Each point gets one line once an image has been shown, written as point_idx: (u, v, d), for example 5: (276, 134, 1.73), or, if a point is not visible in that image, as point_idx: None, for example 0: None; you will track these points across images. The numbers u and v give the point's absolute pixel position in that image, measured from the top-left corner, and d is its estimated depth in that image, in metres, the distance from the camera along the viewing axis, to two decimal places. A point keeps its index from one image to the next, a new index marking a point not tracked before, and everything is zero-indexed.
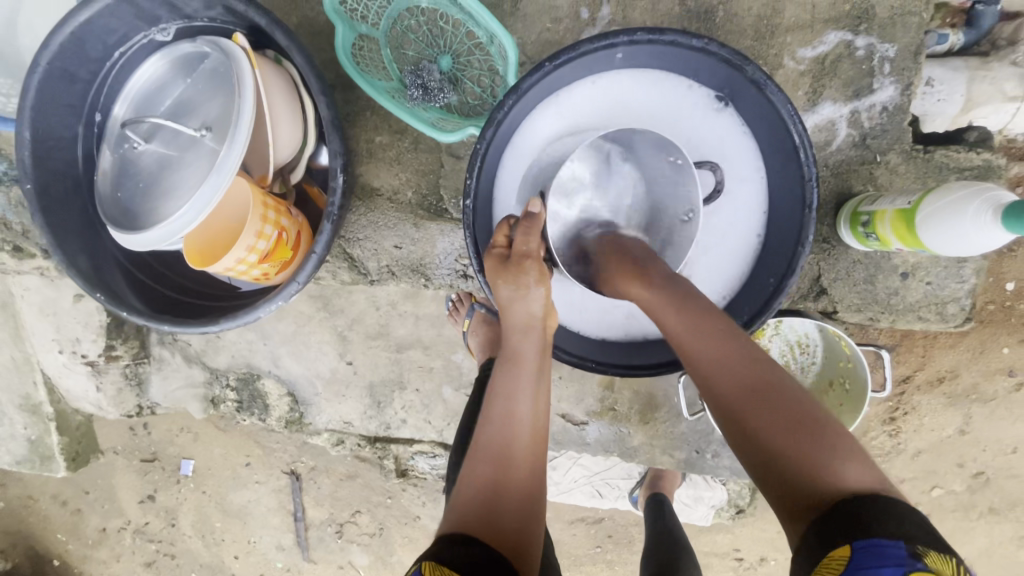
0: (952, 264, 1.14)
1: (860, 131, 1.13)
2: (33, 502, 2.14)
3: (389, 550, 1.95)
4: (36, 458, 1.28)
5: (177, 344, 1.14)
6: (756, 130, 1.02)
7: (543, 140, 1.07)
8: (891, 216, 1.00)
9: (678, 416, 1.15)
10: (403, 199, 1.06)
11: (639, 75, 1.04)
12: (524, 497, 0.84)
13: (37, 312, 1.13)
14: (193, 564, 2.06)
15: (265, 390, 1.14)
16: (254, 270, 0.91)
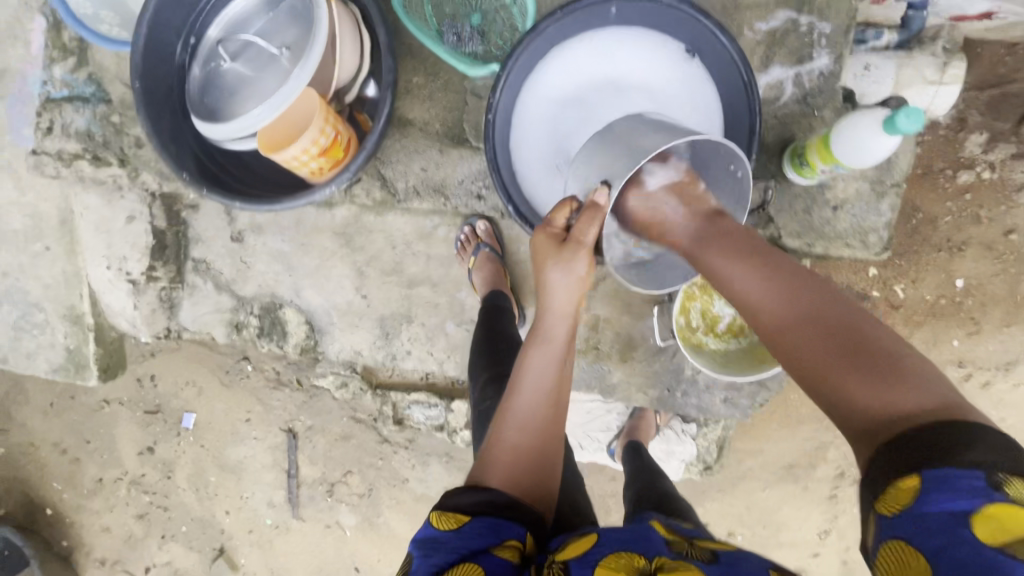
0: (873, 197, 1.29)
1: (802, 91, 1.29)
2: (32, 449, 2.20)
3: (376, 511, 2.03)
4: (72, 364, 1.34)
5: (209, 272, 1.27)
6: (720, 78, 1.17)
7: (550, 84, 1.21)
8: (815, 144, 1.16)
9: (653, 357, 1.27)
10: (433, 129, 1.22)
11: (627, 32, 1.20)
12: (540, 463, 0.91)
13: (93, 228, 1.27)
14: (185, 518, 2.14)
15: (285, 319, 1.26)
16: (312, 163, 1.05)
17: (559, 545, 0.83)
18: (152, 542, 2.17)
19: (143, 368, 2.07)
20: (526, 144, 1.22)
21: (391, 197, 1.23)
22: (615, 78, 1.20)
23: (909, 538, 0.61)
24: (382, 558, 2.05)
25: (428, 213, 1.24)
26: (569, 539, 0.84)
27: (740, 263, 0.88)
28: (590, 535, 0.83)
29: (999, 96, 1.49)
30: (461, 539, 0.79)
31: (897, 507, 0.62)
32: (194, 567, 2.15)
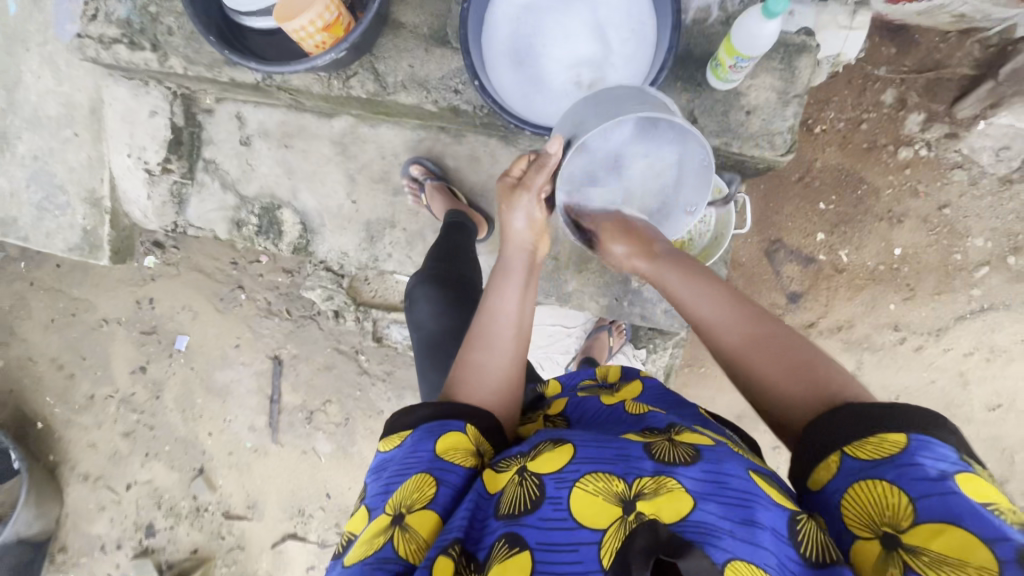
0: (777, 104, 1.23)
1: (728, 14, 1.23)
2: (29, 363, 2.31)
3: (350, 440, 2.18)
4: (86, 245, 1.50)
5: (217, 172, 1.43)
6: None
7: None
8: (721, 53, 1.12)
9: (606, 269, 1.40)
10: (422, 32, 1.26)
11: None
12: (506, 385, 0.91)
13: (119, 118, 1.42)
14: (169, 437, 2.26)
15: (282, 219, 1.42)
16: (316, 37, 1.10)
17: (531, 450, 0.77)
18: (135, 461, 2.28)
19: (143, 290, 2.21)
20: (492, 49, 1.17)
21: (380, 89, 1.26)
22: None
23: (885, 477, 0.65)
24: (353, 485, 2.20)
25: (415, 107, 1.28)
26: (542, 445, 0.78)
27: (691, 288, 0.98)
28: (566, 446, 0.75)
29: (935, 80, 1.68)
30: (411, 454, 0.78)
31: (880, 451, 0.66)
32: (174, 486, 2.27)
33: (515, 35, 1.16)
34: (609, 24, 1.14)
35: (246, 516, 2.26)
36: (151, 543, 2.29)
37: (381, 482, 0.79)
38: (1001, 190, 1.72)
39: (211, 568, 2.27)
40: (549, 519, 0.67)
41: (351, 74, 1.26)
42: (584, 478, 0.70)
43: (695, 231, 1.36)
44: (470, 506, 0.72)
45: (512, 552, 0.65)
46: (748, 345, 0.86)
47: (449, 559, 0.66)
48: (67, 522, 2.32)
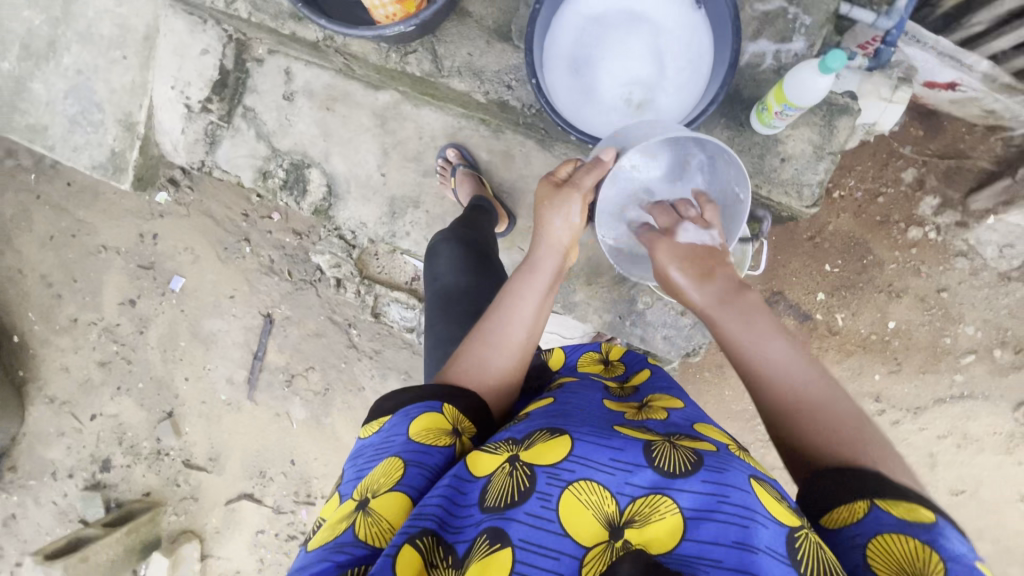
0: (812, 157, 1.27)
1: (780, 64, 1.27)
2: (18, 275, 2.28)
3: (326, 411, 2.17)
4: (111, 167, 1.50)
5: (255, 121, 1.45)
6: (718, 30, 1.15)
7: (579, 9, 1.20)
8: (771, 97, 1.15)
9: (615, 285, 1.42)
10: (487, 24, 1.30)
11: None
12: (510, 379, 0.92)
13: (171, 50, 1.44)
14: (144, 375, 2.24)
15: (309, 178, 1.44)
16: (386, 8, 1.14)
17: (524, 438, 0.74)
18: (104, 393, 2.25)
19: (149, 225, 2.21)
20: (552, 57, 1.21)
21: (435, 70, 1.30)
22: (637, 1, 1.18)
23: (918, 536, 0.62)
24: (320, 457, 2.19)
25: (465, 94, 1.31)
26: (535, 434, 0.74)
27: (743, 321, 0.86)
28: (562, 438, 0.72)
29: (955, 168, 1.74)
30: (387, 437, 0.78)
31: (917, 516, 0.63)
32: (139, 425, 2.24)
33: (575, 48, 1.20)
34: (668, 49, 1.18)
35: (206, 468, 2.23)
36: (104, 478, 2.25)
37: (355, 468, 0.78)
38: (1000, 285, 1.78)
39: (160, 515, 2.23)
40: (534, 517, 0.65)
41: (410, 51, 1.30)
42: (577, 482, 0.67)
43: None
44: (445, 491, 0.70)
45: (490, 548, 0.63)
46: (799, 403, 0.79)
47: (416, 549, 0.64)
48: (23, 441, 2.28)
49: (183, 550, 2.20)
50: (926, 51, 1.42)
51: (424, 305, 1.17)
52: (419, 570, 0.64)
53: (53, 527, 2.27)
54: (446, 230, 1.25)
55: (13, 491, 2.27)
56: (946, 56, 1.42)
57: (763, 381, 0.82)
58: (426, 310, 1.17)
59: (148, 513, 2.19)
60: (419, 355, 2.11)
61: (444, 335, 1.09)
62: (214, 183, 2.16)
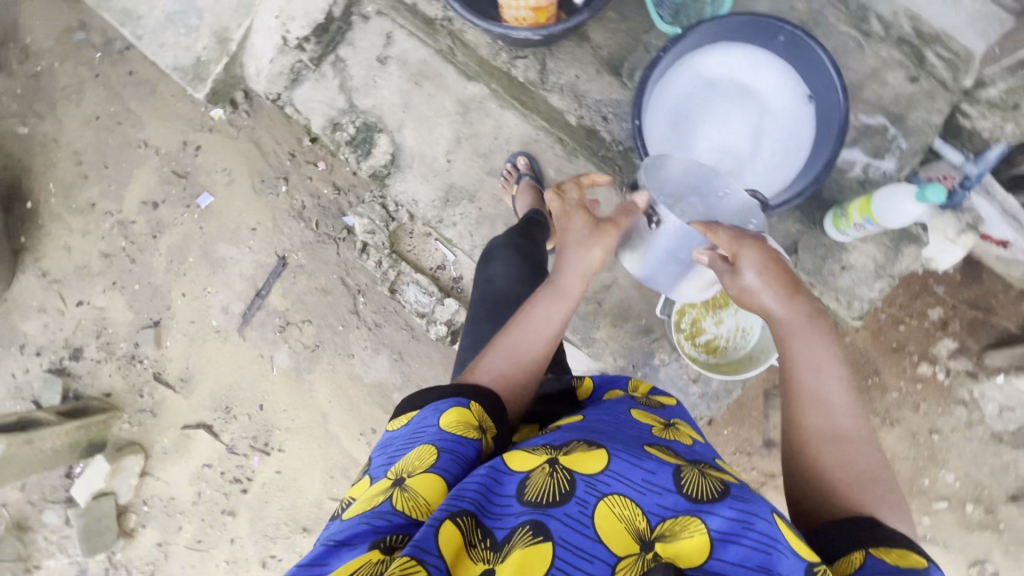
0: (871, 273, 1.33)
1: (866, 177, 1.35)
2: (53, 143, 2.26)
3: (309, 367, 2.15)
4: (191, 72, 1.51)
5: (342, 71, 1.46)
6: (818, 135, 1.21)
7: (697, 73, 1.27)
8: (858, 202, 1.23)
9: (637, 335, 1.43)
10: (602, 54, 1.39)
11: (777, 64, 1.24)
12: (521, 375, 0.96)
13: None
14: (142, 278, 2.21)
15: (376, 142, 1.44)
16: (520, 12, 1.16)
17: (561, 445, 0.76)
18: (98, 283, 2.22)
19: (196, 136, 2.20)
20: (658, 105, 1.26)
21: (539, 81, 1.40)
22: (754, 80, 1.26)
23: None
24: (288, 410, 2.16)
25: (560, 112, 1.41)
26: (572, 443, 0.76)
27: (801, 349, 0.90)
28: (599, 451, 0.74)
29: (981, 320, 1.78)
30: (418, 429, 0.79)
31: (903, 561, 0.67)
32: (121, 325, 2.21)
33: (678, 106, 1.27)
34: (768, 131, 1.26)
35: (174, 386, 2.20)
36: (70, 366, 2.21)
37: (385, 456, 0.79)
38: (990, 443, 1.80)
39: (114, 420, 2.19)
40: (572, 520, 0.66)
41: (520, 56, 1.40)
42: (611, 496, 0.69)
43: (730, 344, 1.35)
44: (484, 477, 0.70)
45: (534, 539, 0.64)
46: (830, 436, 0.87)
47: (456, 526, 0.63)
48: (3, 306, 2.24)
49: (126, 462, 2.15)
50: (992, 203, 1.45)
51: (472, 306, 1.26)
52: (458, 547, 0.62)
53: (3, 399, 2.21)
54: (500, 239, 1.29)
55: None
56: (1009, 212, 1.45)
57: (806, 402, 0.89)
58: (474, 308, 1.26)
59: (103, 413, 2.15)
60: (416, 341, 2.10)
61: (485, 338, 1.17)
62: (271, 116, 2.17)
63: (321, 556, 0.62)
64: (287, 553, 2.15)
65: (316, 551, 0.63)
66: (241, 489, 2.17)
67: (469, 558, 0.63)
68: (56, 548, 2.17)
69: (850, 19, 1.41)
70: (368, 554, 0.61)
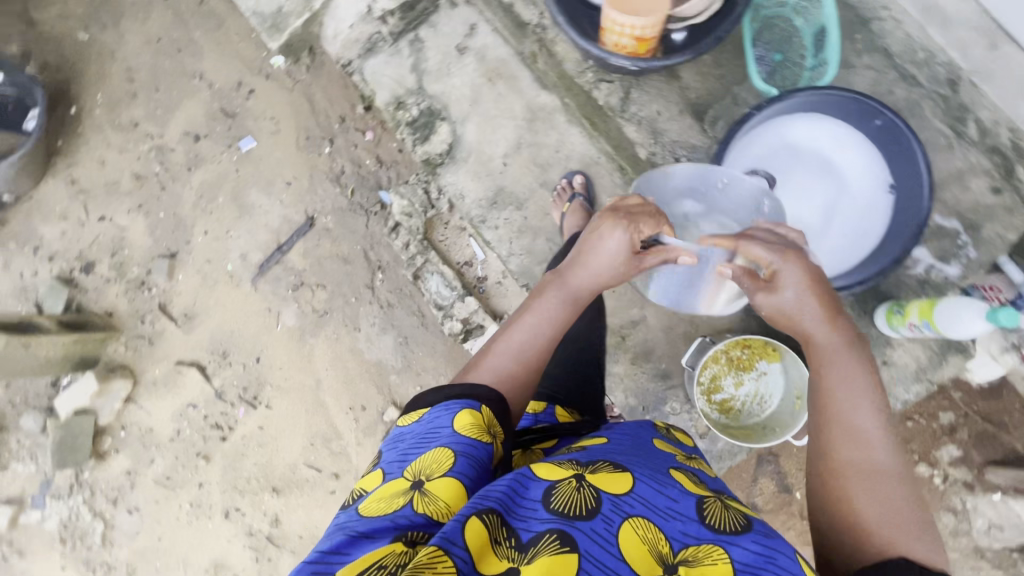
0: (911, 374, 1.44)
1: (927, 277, 1.43)
2: (110, 54, 2.25)
3: (313, 331, 2.14)
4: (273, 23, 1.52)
5: (417, 48, 1.53)
6: (889, 218, 1.33)
7: (784, 138, 1.40)
8: (923, 301, 1.31)
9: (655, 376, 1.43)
10: (689, 95, 1.41)
11: (863, 144, 1.36)
12: (528, 374, 0.95)
13: None
14: (168, 207, 2.20)
15: (437, 127, 1.51)
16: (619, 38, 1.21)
17: (586, 463, 0.77)
18: (124, 203, 2.21)
19: (252, 80, 2.19)
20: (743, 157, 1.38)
21: (619, 108, 1.41)
22: (838, 156, 1.40)
23: None
24: (283, 368, 2.15)
25: (633, 143, 1.40)
26: (597, 463, 0.77)
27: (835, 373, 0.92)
28: (623, 474, 0.75)
29: (990, 434, 1.76)
30: (431, 429, 0.78)
31: None
32: (138, 249, 2.19)
33: (760, 161, 1.39)
34: (844, 206, 1.39)
35: (176, 321, 2.18)
36: (78, 279, 2.20)
37: (397, 453, 0.78)
38: (972, 558, 1.78)
39: (110, 340, 2.18)
40: (598, 535, 0.65)
41: (606, 80, 1.41)
42: (636, 517, 0.69)
43: (745, 409, 1.38)
44: (511, 480, 0.70)
45: (561, 549, 0.63)
46: (863, 468, 0.85)
47: (482, 523, 0.62)
48: (25, 204, 2.22)
49: (114, 384, 2.14)
50: None
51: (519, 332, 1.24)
52: (485, 544, 0.61)
53: (5, 297, 2.19)
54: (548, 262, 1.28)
55: None
56: None
57: (838, 432, 0.89)
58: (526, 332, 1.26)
59: (102, 332, 2.14)
60: (424, 329, 2.09)
61: None
62: (330, 77, 2.16)
63: (341, 545, 0.62)
64: (252, 509, 2.14)
65: (336, 539, 0.63)
66: (220, 436, 2.16)
67: (494, 554, 0.61)
68: (26, 454, 2.16)
69: (948, 117, 1.48)
70: (390, 545, 0.61)
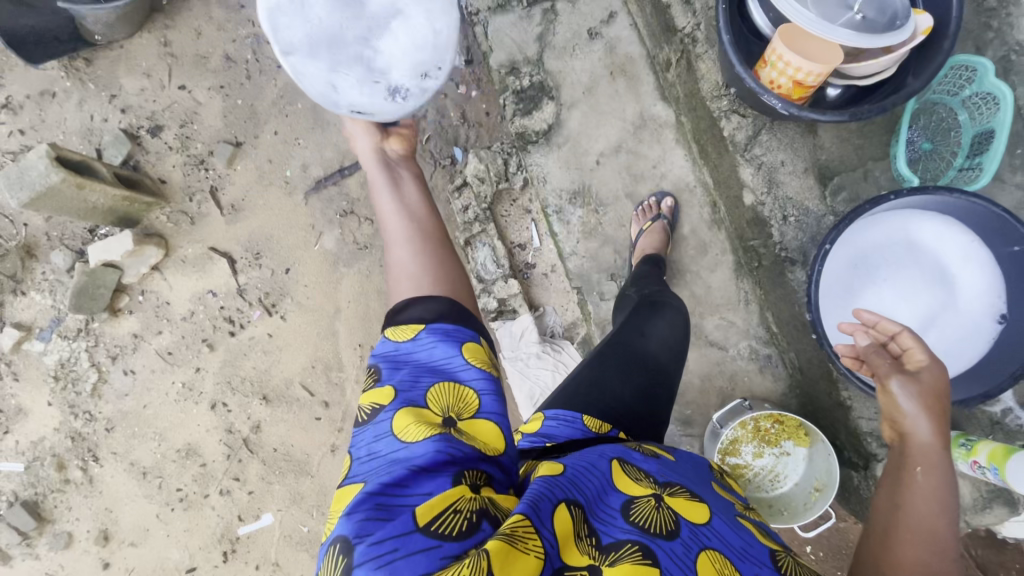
0: None
1: (1001, 417, 1.37)
2: None
3: (348, 262, 2.14)
4: None
5: (547, 23, 1.64)
6: (992, 347, 1.31)
7: (908, 233, 1.39)
8: (995, 444, 1.28)
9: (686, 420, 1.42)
10: (820, 156, 1.40)
11: (989, 266, 1.33)
12: (421, 242, 1.05)
13: None
14: (247, 96, 2.19)
15: (542, 106, 1.64)
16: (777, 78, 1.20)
17: (664, 484, 0.79)
18: (206, 79, 2.20)
19: None
20: (858, 240, 1.41)
21: (743, 145, 1.42)
22: (957, 268, 1.36)
23: None
24: (309, 287, 2.16)
25: (744, 186, 1.43)
26: (675, 486, 0.79)
27: (925, 478, 0.88)
28: (701, 506, 0.77)
29: None
30: (442, 361, 0.83)
31: None
32: (207, 128, 2.20)
33: (875, 245, 1.40)
34: (944, 320, 1.36)
35: (222, 209, 2.19)
36: (144, 139, 2.21)
37: (411, 375, 0.81)
38: None
39: (156, 207, 2.19)
40: (677, 557, 0.67)
41: (740, 112, 1.42)
42: (712, 550, 0.70)
43: (756, 481, 1.48)
44: (599, 485, 0.74)
45: (642, 560, 0.65)
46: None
47: (571, 512, 0.66)
48: (114, 50, 2.22)
49: (147, 249, 2.15)
50: None
51: (602, 348, 1.20)
52: (570, 535, 0.65)
53: (71, 134, 2.21)
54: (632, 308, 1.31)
55: (68, 77, 2.21)
56: None
57: (906, 534, 0.84)
58: (607, 347, 1.20)
59: (151, 197, 2.15)
60: None
61: (587, 379, 1.10)
62: None
63: (405, 478, 0.67)
64: (238, 409, 2.17)
65: (397, 472, 0.67)
66: (230, 331, 2.18)
67: (577, 547, 0.65)
68: (46, 287, 2.20)
69: None
70: (456, 489, 0.66)
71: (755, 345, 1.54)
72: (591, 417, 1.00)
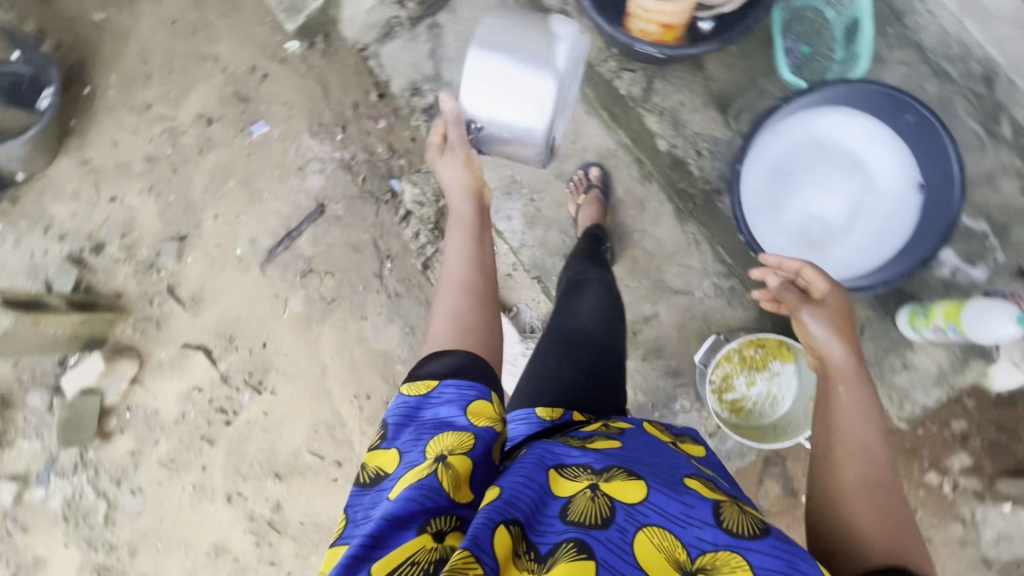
0: None
1: None
2: (125, 35, 2.24)
3: (320, 319, 2.14)
4: None
5: None
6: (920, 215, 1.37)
7: (813, 135, 1.45)
8: (946, 305, 1.44)
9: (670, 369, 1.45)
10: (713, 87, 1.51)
11: (894, 140, 1.39)
12: (472, 301, 1.09)
13: None
14: (179, 189, 2.19)
15: None
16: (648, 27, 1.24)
17: (601, 470, 0.79)
18: (134, 184, 2.20)
19: (266, 64, 2.18)
20: (772, 154, 1.45)
21: (642, 97, 1.54)
22: (867, 153, 1.43)
23: None
24: (289, 355, 2.15)
25: (655, 134, 1.54)
26: (613, 470, 0.79)
27: (846, 394, 1.02)
28: (638, 481, 0.76)
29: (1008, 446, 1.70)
30: (445, 420, 0.83)
31: None
32: (148, 232, 2.19)
33: (790, 155, 1.46)
34: (870, 204, 1.43)
35: (184, 304, 2.18)
36: (88, 260, 2.20)
37: (416, 434, 0.82)
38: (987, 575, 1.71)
39: (118, 322, 2.18)
40: (613, 544, 0.68)
41: (630, 68, 1.54)
42: (649, 527, 0.71)
43: (757, 407, 1.50)
44: (536, 496, 0.74)
45: (578, 556, 0.65)
46: (867, 481, 0.92)
47: (509, 532, 0.66)
48: (37, 183, 2.21)
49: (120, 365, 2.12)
50: None
51: (547, 334, 1.23)
52: (509, 556, 0.65)
53: (15, 275, 2.18)
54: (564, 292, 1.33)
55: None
56: None
57: (843, 449, 0.96)
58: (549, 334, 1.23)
59: (110, 313, 2.14)
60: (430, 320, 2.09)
61: (536, 370, 1.14)
62: (344, 62, 2.17)
63: (381, 533, 0.67)
64: (253, 494, 2.15)
65: (378, 524, 0.68)
66: (224, 420, 2.16)
67: (515, 566, 0.65)
68: (32, 431, 2.16)
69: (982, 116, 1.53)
70: (418, 539, 0.66)
71: (717, 281, 1.57)
72: (544, 407, 1.02)
